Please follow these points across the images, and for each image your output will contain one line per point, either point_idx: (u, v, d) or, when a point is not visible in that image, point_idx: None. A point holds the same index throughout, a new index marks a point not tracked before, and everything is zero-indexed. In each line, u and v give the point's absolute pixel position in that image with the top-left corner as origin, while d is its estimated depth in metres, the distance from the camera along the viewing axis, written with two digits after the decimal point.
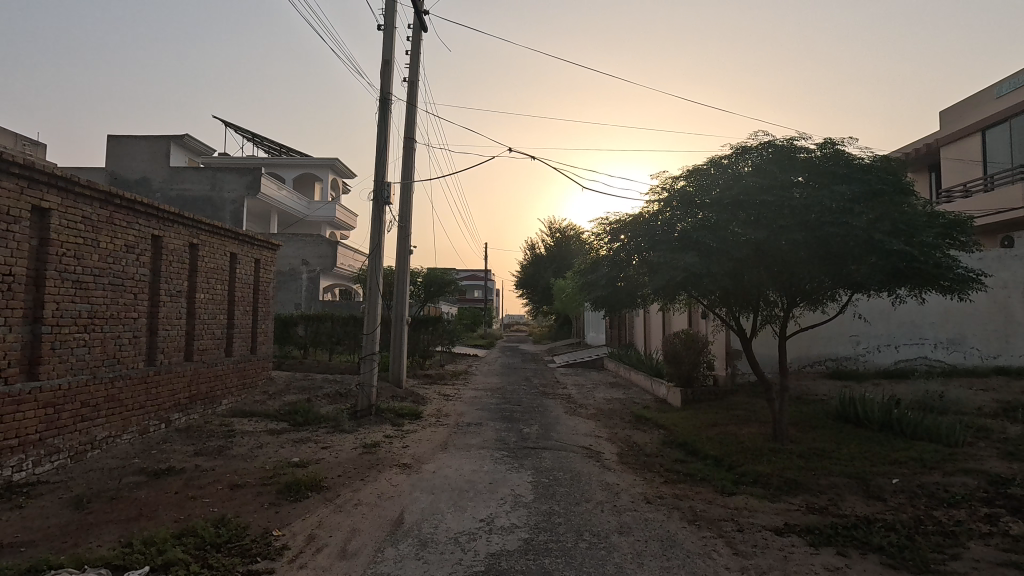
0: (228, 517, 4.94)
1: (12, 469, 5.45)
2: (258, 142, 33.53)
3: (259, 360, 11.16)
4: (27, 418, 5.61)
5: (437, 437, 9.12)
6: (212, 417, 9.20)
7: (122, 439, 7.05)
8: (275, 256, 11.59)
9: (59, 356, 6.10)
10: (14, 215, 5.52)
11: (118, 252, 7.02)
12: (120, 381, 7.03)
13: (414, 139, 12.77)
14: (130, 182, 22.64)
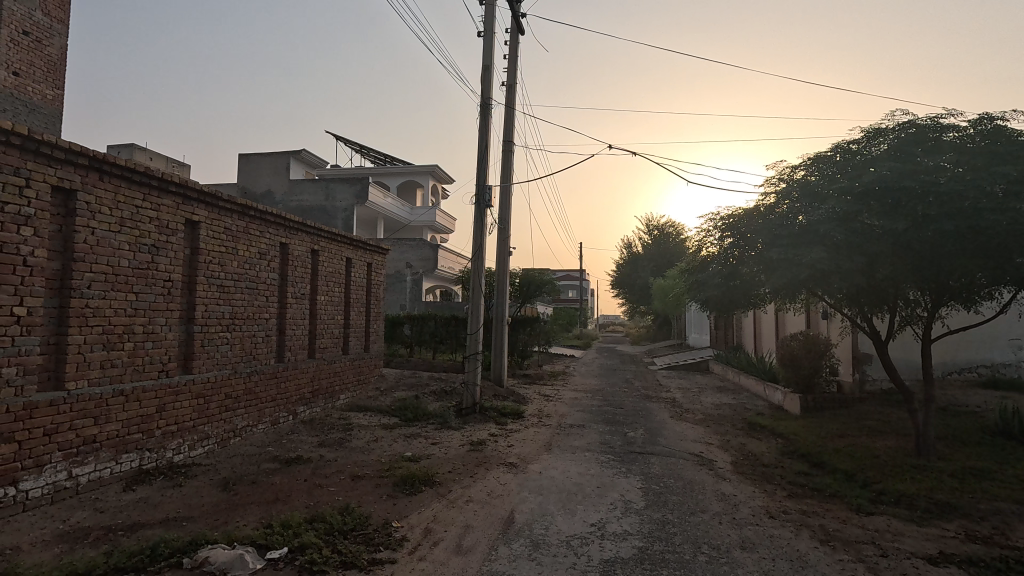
0: (352, 507, 5.25)
1: (173, 452, 6.16)
2: (365, 153, 35.76)
3: (372, 358, 11.86)
4: (184, 407, 6.33)
5: (540, 437, 9.14)
6: (332, 411, 9.90)
7: (258, 428, 7.78)
8: (385, 260, 12.24)
9: (207, 351, 6.83)
10: (173, 227, 6.22)
11: (253, 258, 7.74)
12: (256, 376, 7.76)
13: (512, 142, 12.93)
14: (257, 194, 25.05)
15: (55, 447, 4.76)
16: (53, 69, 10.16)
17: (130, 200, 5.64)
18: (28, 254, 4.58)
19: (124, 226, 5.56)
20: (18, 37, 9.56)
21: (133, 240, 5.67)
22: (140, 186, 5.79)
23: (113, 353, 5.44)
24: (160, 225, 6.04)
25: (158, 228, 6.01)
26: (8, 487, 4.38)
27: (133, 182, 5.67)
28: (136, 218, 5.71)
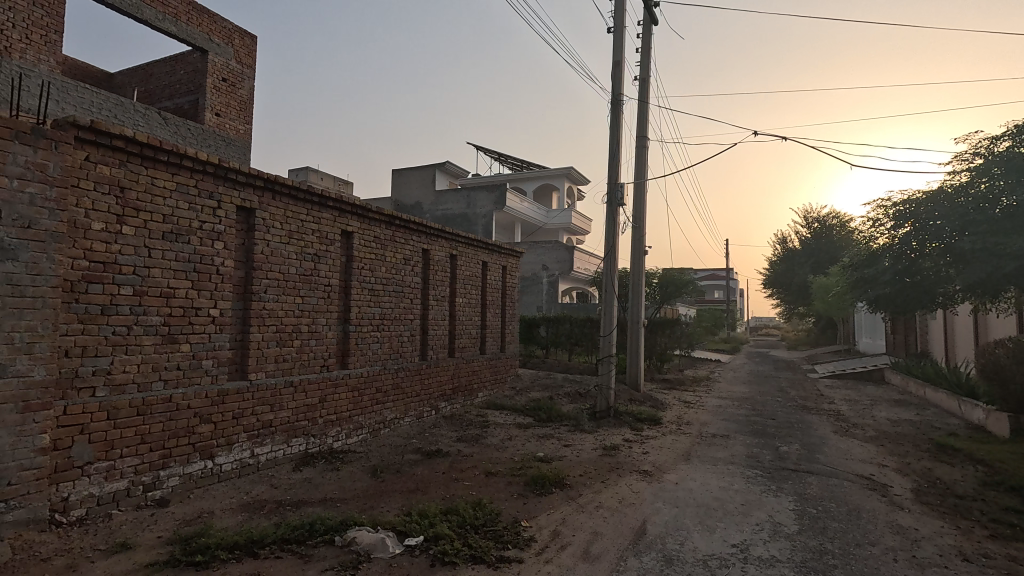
0: (484, 502, 5.40)
1: (333, 438, 6.88)
2: (503, 161, 37.08)
3: (509, 358, 12.17)
4: (341, 398, 7.03)
5: (679, 445, 8.65)
6: (470, 408, 10.34)
7: (404, 420, 8.40)
8: (519, 263, 12.53)
9: (360, 348, 7.51)
10: (331, 237, 6.91)
11: (398, 264, 8.37)
12: (402, 372, 8.38)
13: (646, 138, 12.46)
14: (407, 206, 27.16)
15: (241, 429, 5.52)
16: (245, 107, 11.89)
17: (297, 214, 6.36)
18: (221, 263, 5.32)
19: (292, 238, 6.27)
20: (219, 83, 11.34)
21: (299, 250, 6.39)
22: (305, 203, 6.49)
23: (284, 348, 6.17)
24: (321, 236, 6.73)
25: (319, 239, 6.70)
26: (208, 460, 5.15)
27: (298, 199, 6.39)
28: (301, 231, 6.42)
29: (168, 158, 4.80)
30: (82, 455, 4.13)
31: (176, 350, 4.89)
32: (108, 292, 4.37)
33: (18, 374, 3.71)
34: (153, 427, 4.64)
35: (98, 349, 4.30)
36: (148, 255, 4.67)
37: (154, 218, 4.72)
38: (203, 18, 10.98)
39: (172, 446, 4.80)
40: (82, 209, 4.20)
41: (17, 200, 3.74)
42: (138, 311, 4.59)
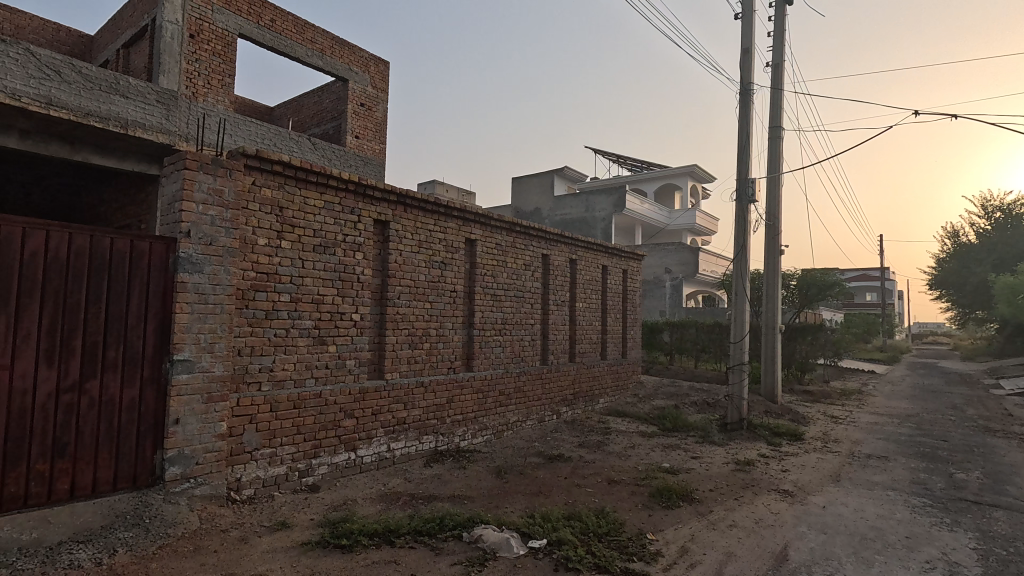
0: (607, 511, 5.30)
1: (460, 437, 7.19)
2: (622, 162, 36.41)
3: (631, 364, 11.87)
4: (467, 399, 7.32)
5: (825, 465, 7.81)
6: (592, 414, 10.24)
7: (527, 423, 8.55)
8: (641, 266, 12.19)
9: (484, 352, 7.77)
10: (457, 245, 7.23)
11: (519, 269, 8.55)
12: (524, 376, 8.53)
13: (781, 128, 11.48)
14: (527, 213, 27.74)
15: (379, 424, 5.97)
16: (380, 129, 12.93)
17: (426, 225, 6.74)
18: (361, 272, 5.81)
19: (422, 247, 6.66)
20: (358, 109, 12.45)
21: (428, 258, 6.76)
22: (433, 214, 6.87)
23: (416, 350, 6.56)
24: (448, 245, 7.07)
25: (446, 247, 7.04)
26: (351, 452, 5.63)
27: (427, 210, 6.77)
28: (430, 240, 6.79)
29: (317, 179, 5.35)
30: (251, 441, 4.73)
31: (324, 351, 5.43)
32: (270, 299, 4.97)
33: (204, 369, 4.36)
34: (306, 419, 5.18)
35: (263, 349, 4.90)
36: (302, 266, 5.24)
37: (306, 233, 5.28)
38: (344, 51, 12.15)
39: (322, 438, 5.33)
40: (250, 227, 4.82)
41: (202, 222, 4.41)
42: (293, 316, 5.15)
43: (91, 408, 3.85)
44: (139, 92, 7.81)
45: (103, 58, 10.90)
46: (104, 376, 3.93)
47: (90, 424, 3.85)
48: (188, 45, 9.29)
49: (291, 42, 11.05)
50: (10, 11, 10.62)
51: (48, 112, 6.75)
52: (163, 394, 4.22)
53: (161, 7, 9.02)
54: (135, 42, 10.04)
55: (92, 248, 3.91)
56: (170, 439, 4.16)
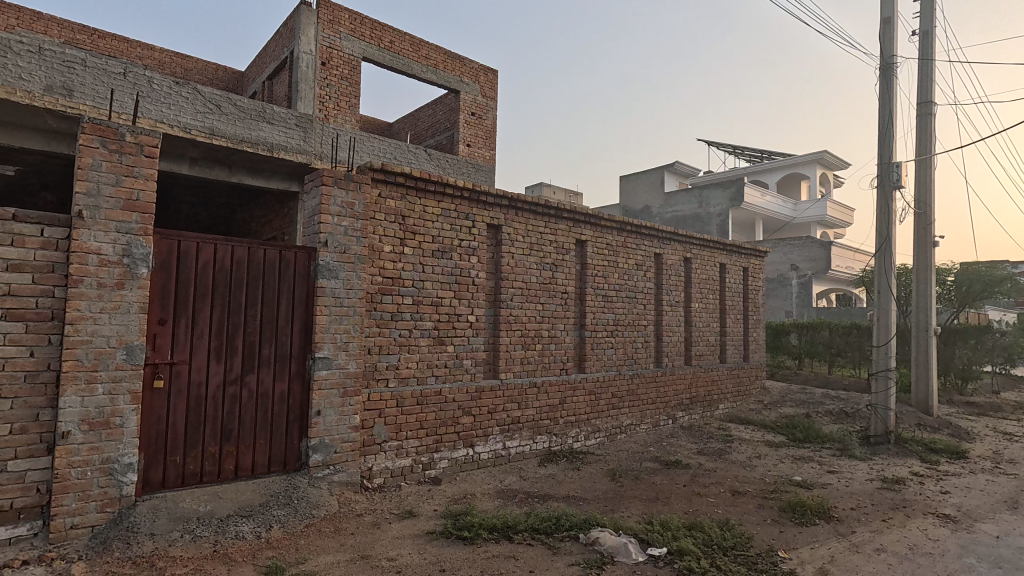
0: (732, 523, 5.01)
1: (573, 438, 7.18)
2: (739, 154, 34.25)
3: (754, 368, 11.11)
4: (579, 401, 7.29)
5: (997, 488, 6.74)
6: (711, 420, 9.74)
7: (641, 427, 8.34)
8: (763, 263, 11.39)
9: (596, 353, 7.69)
10: (567, 247, 7.23)
11: (631, 269, 8.36)
12: (637, 378, 8.32)
13: (933, 104, 10.12)
14: (636, 211, 27.07)
15: (494, 423, 6.15)
16: (489, 136, 13.32)
17: (537, 227, 6.82)
18: (476, 275, 6.04)
19: (533, 249, 6.75)
20: (469, 118, 12.93)
21: (539, 260, 6.84)
22: (543, 216, 6.93)
23: (529, 351, 6.66)
24: (558, 246, 7.10)
25: (556, 249, 7.08)
26: (469, 448, 5.86)
27: (538, 213, 6.86)
28: (541, 242, 6.86)
29: (435, 188, 5.64)
30: (380, 434, 5.10)
31: (444, 351, 5.71)
32: (395, 302, 5.32)
33: (340, 366, 4.78)
34: (428, 415, 5.48)
35: (389, 348, 5.26)
36: (422, 270, 5.56)
37: (425, 239, 5.60)
38: (456, 64, 12.68)
39: (442, 433, 5.61)
40: (377, 235, 5.21)
41: (337, 232, 4.83)
42: (416, 317, 5.48)
43: (250, 399, 4.38)
44: (282, 118, 8.66)
45: (251, 90, 12.36)
46: (260, 370, 4.45)
47: (249, 413, 4.37)
48: (320, 72, 10.25)
49: (408, 60, 11.77)
50: (181, 58, 12.41)
51: (210, 142, 7.79)
52: (307, 387, 4.69)
53: (298, 40, 10.02)
54: (277, 73, 11.27)
55: (250, 258, 4.44)
56: (313, 429, 4.61)
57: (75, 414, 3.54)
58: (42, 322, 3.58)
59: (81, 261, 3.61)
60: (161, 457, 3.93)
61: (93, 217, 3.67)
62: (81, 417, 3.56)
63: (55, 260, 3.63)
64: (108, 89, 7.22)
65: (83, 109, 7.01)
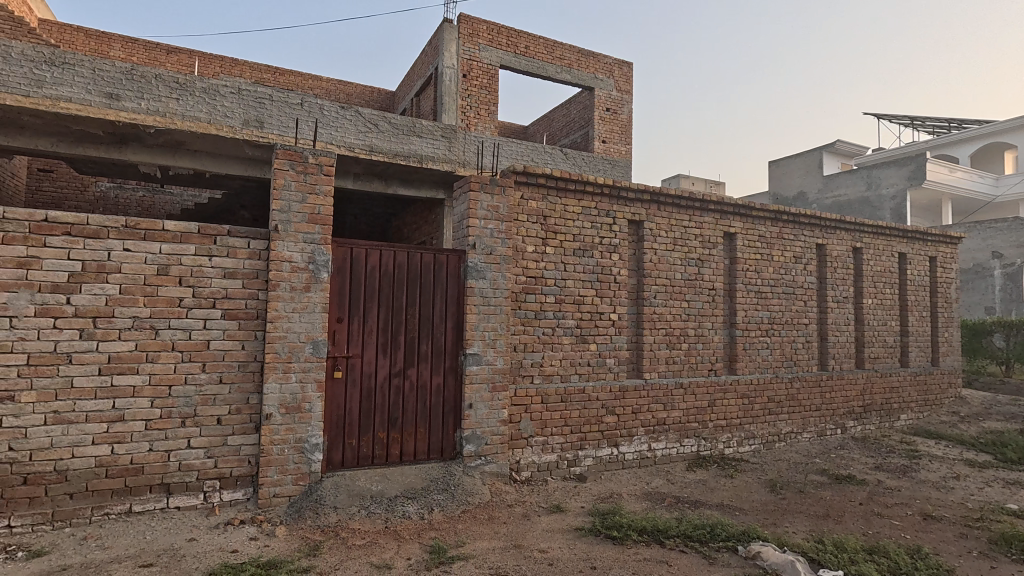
0: (925, 551, 4.35)
1: (724, 444, 6.75)
2: (918, 125, 29.59)
3: (945, 374, 9.53)
4: (731, 404, 6.84)
5: None
6: (890, 432, 8.54)
7: (803, 436, 7.59)
8: (955, 251, 9.72)
9: (749, 354, 7.14)
10: (714, 241, 6.81)
11: (788, 263, 7.64)
12: (798, 382, 7.58)
13: None
14: (789, 199, 24.69)
15: (640, 424, 6.01)
16: (625, 130, 13.04)
17: (680, 221, 6.53)
18: (617, 273, 5.95)
19: (677, 245, 6.47)
20: (604, 114, 12.77)
21: (684, 256, 6.53)
22: (687, 210, 6.61)
23: (674, 351, 6.38)
24: (704, 241, 6.72)
25: (702, 244, 6.71)
26: (614, 447, 5.79)
27: (681, 207, 6.56)
28: (685, 237, 6.56)
29: (575, 187, 5.67)
30: (527, 429, 5.26)
31: (586, 349, 5.71)
32: (539, 301, 5.45)
33: (489, 362, 5.01)
34: (573, 413, 5.53)
35: (534, 345, 5.40)
36: (564, 269, 5.62)
37: (567, 238, 5.65)
38: (590, 61, 12.60)
39: (587, 431, 5.62)
40: (521, 236, 5.38)
41: (484, 234, 5.08)
42: (558, 316, 5.56)
43: (412, 391, 4.77)
44: (430, 131, 9.26)
45: (401, 107, 13.46)
46: (419, 365, 4.83)
47: (411, 403, 4.76)
48: (462, 84, 10.83)
49: (543, 63, 11.97)
50: (343, 84, 13.92)
51: (369, 157, 8.62)
52: (461, 381, 4.98)
53: (442, 56, 10.68)
54: (423, 89, 12.12)
55: (409, 261, 4.83)
56: (466, 421, 4.89)
57: (275, 399, 4.16)
58: (250, 320, 4.25)
59: (277, 268, 4.23)
60: (340, 439, 4.45)
61: (285, 229, 4.28)
62: (279, 401, 4.17)
63: (258, 268, 4.29)
64: (290, 118, 8.33)
65: (271, 137, 8.15)
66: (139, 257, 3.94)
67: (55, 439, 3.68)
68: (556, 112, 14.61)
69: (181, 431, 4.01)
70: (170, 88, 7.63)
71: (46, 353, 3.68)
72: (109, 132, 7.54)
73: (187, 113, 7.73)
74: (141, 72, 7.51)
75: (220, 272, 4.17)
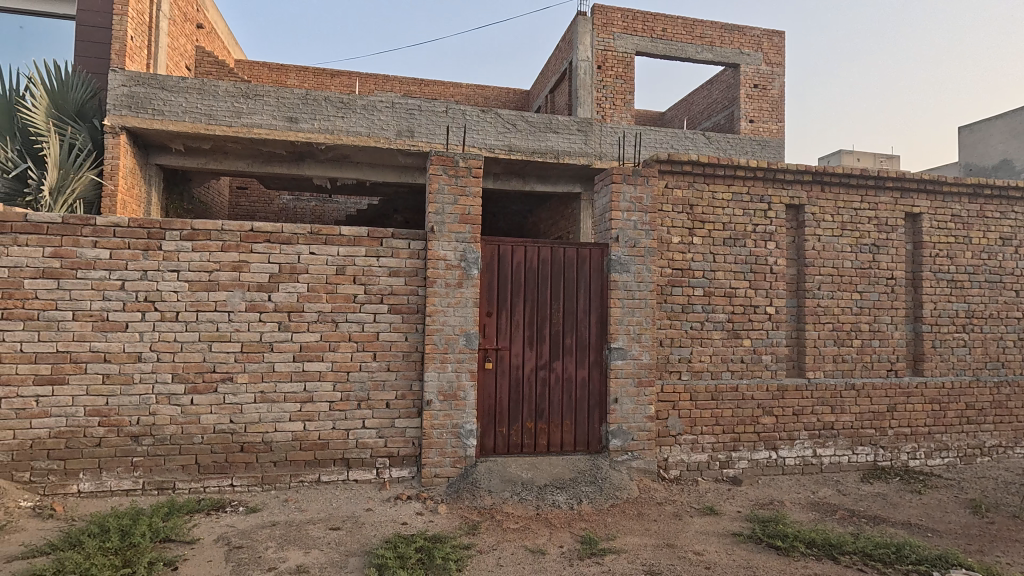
0: None
1: (908, 455, 5.90)
2: None
3: None
4: (917, 410, 5.96)
5: None
6: None
7: (1015, 452, 6.36)
8: None
9: (941, 354, 6.14)
10: (893, 223, 5.96)
11: (992, 246, 6.43)
12: (1007, 387, 6.37)
13: None
14: (989, 169, 20.77)
15: (802, 427, 5.50)
16: (777, 106, 11.93)
17: (850, 203, 5.81)
18: (774, 262, 5.49)
19: (846, 229, 5.77)
20: (752, 91, 11.80)
21: (855, 241, 5.80)
22: (859, 189, 5.87)
23: (844, 348, 5.71)
24: (880, 223, 5.91)
25: (878, 227, 5.91)
26: (772, 451, 5.37)
27: (851, 186, 5.83)
28: (856, 220, 5.83)
29: (724, 173, 5.34)
30: (675, 426, 5.10)
31: (739, 344, 5.36)
32: (686, 294, 5.23)
33: (634, 356, 4.93)
34: (725, 411, 5.24)
35: (681, 340, 5.20)
36: (713, 260, 5.33)
37: (716, 227, 5.35)
38: (735, 36, 11.71)
39: (741, 432, 5.29)
40: (665, 227, 5.20)
41: (627, 226, 5.00)
42: (708, 310, 5.29)
43: (558, 383, 4.86)
44: (566, 126, 9.26)
45: (537, 105, 13.68)
46: (565, 358, 4.90)
47: (557, 396, 4.85)
48: (596, 75, 10.73)
49: (682, 44, 11.38)
50: (481, 88, 14.52)
51: (508, 156, 8.91)
52: (605, 375, 4.96)
53: (576, 49, 10.64)
54: (558, 85, 12.19)
55: (553, 257, 4.92)
56: (611, 415, 4.87)
57: (434, 386, 4.51)
58: (412, 314, 4.65)
59: (434, 266, 4.57)
60: (492, 427, 4.69)
61: (440, 230, 4.61)
62: (438, 389, 4.51)
63: (417, 266, 4.67)
64: (436, 126, 8.91)
65: (420, 145, 8.77)
66: (322, 260, 4.50)
67: (262, 414, 4.37)
68: (697, 94, 13.84)
69: (358, 412, 4.52)
70: (336, 108, 8.56)
71: (255, 342, 4.38)
72: (290, 151, 8.69)
73: (350, 129, 8.61)
74: (314, 96, 8.53)
75: (386, 271, 4.61)
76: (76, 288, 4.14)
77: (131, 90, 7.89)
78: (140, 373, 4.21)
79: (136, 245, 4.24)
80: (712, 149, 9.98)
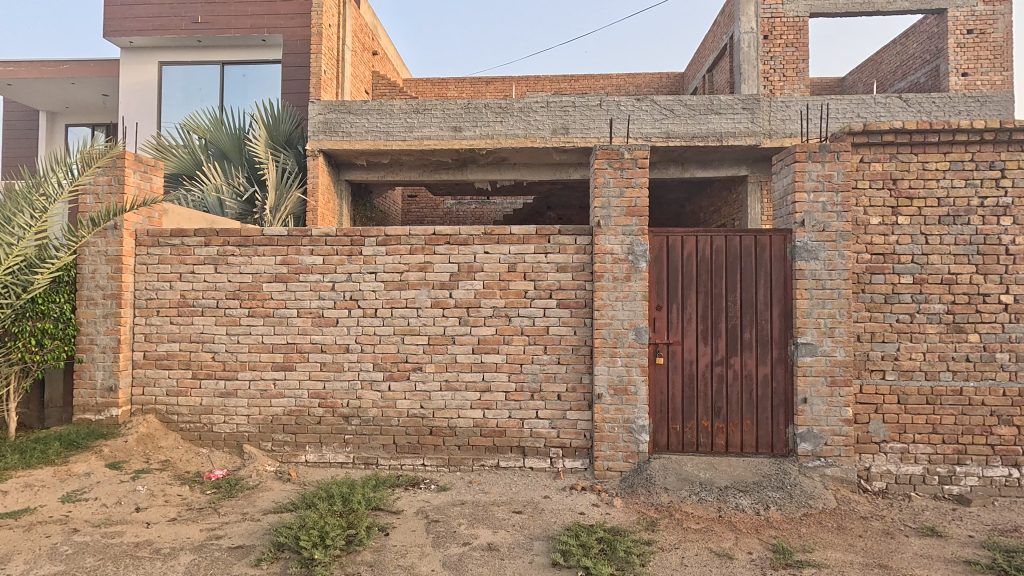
0: None
1: None
2: None
3: None
4: None
5: None
6: None
7: None
8: None
9: None
10: None
11: None
12: None
13: None
14: None
15: None
16: (1002, 51, 9.81)
17: None
18: (1011, 241, 4.54)
19: None
20: (964, 38, 9.87)
21: None
22: None
23: None
24: None
25: None
26: (1012, 468, 4.47)
27: None
28: None
29: (939, 139, 4.57)
30: (879, 431, 4.52)
31: (963, 340, 4.54)
32: (890, 282, 4.58)
33: (827, 353, 4.45)
34: (944, 418, 4.50)
35: (885, 335, 4.57)
36: (925, 242, 4.59)
37: (928, 204, 4.60)
38: None
39: (967, 443, 4.49)
40: (862, 207, 4.62)
41: (815, 209, 4.52)
42: (919, 300, 4.57)
43: (736, 380, 4.58)
44: (730, 105, 8.57)
45: (693, 87, 12.99)
46: (743, 353, 4.60)
47: (736, 393, 4.57)
48: (763, 46, 9.86)
49: None
50: (632, 77, 14.18)
51: (665, 143, 8.58)
52: (791, 374, 4.55)
53: (739, 21, 9.90)
54: (718, 62, 11.45)
55: (727, 246, 4.64)
56: (799, 416, 4.46)
57: (605, 380, 4.53)
58: (580, 308, 4.71)
59: (601, 260, 4.58)
60: (665, 423, 4.58)
61: (607, 224, 4.61)
62: (609, 382, 4.52)
63: (585, 260, 4.71)
64: (591, 120, 8.88)
65: (576, 141, 8.84)
66: (495, 258, 4.77)
67: (448, 401, 4.77)
68: (889, 51, 12.03)
69: (532, 402, 4.71)
70: (495, 113, 8.97)
71: (439, 335, 4.79)
72: (455, 158, 9.34)
73: (508, 131, 8.96)
74: (475, 104, 9.04)
75: (554, 266, 4.74)
76: (300, 289, 4.90)
77: (326, 117, 9.05)
78: (348, 362, 4.85)
79: (342, 251, 4.88)
80: (913, 113, 8.56)
